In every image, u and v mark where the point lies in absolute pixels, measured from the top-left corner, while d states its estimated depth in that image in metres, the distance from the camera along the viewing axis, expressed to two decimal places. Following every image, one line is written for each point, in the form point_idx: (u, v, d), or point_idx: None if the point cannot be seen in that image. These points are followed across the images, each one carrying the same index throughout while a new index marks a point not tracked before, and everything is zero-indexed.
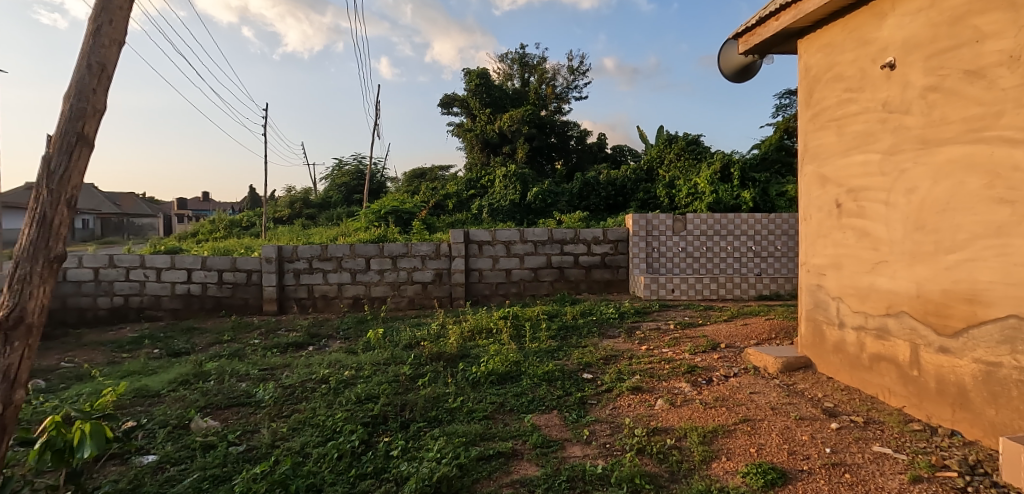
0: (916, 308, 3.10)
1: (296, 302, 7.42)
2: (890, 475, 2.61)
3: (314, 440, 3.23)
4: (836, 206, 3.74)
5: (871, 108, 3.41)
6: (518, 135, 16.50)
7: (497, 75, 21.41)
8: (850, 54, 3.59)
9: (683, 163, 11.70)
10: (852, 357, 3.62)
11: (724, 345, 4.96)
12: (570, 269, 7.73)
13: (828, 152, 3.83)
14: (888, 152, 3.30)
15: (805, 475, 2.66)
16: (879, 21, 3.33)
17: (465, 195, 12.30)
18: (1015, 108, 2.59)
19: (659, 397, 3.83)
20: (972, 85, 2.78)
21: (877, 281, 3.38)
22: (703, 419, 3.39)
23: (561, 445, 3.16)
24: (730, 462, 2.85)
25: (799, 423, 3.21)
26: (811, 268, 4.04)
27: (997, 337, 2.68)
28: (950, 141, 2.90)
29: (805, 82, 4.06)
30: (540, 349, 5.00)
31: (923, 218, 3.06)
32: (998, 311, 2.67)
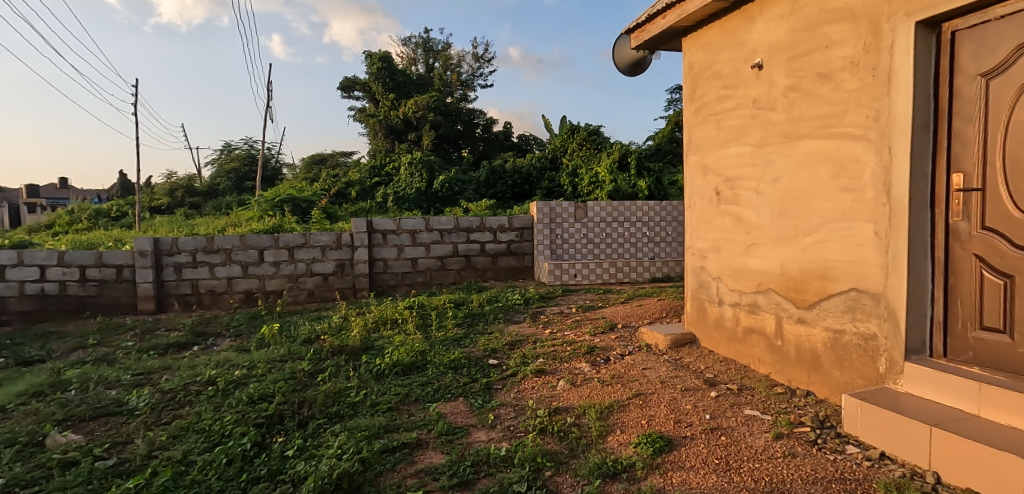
0: (781, 285, 3.47)
1: (178, 298, 6.87)
2: (758, 434, 2.92)
3: (199, 447, 3.04)
4: (716, 194, 4.07)
5: (744, 104, 3.74)
6: (423, 122, 16.24)
7: (400, 59, 20.93)
8: (726, 54, 3.90)
9: (585, 153, 12.16)
10: (729, 331, 3.98)
11: (620, 325, 5.26)
12: (477, 257, 7.79)
13: (709, 144, 4.15)
14: (758, 144, 3.63)
15: (688, 441, 2.90)
16: (750, 25, 3.66)
17: (369, 183, 11.91)
18: (855, 108, 2.95)
19: (561, 378, 3.99)
20: (824, 86, 3.13)
21: (749, 261, 3.74)
22: (601, 396, 3.59)
23: (466, 431, 3.20)
24: (623, 434, 3.04)
25: (684, 394, 3.50)
26: (695, 251, 4.37)
27: (842, 307, 3.07)
28: (807, 135, 3.25)
29: (689, 78, 4.36)
30: (446, 337, 5.01)
31: (786, 204, 3.41)
32: (842, 285, 3.06)
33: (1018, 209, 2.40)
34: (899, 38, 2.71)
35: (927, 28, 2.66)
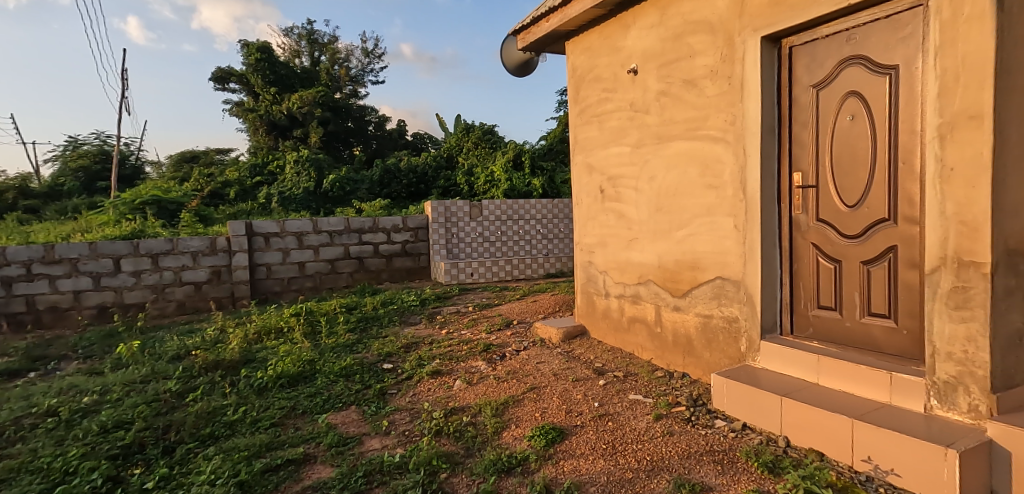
0: (659, 276, 3.72)
1: (8, 317, 5.96)
2: (641, 416, 3.11)
3: (35, 489, 2.66)
4: (600, 192, 4.28)
5: (622, 107, 3.96)
6: (309, 119, 15.44)
7: (281, 51, 19.75)
8: (605, 58, 4.11)
9: (480, 152, 12.26)
10: (615, 321, 4.20)
11: (516, 321, 5.36)
12: (370, 258, 7.56)
13: (592, 144, 4.34)
14: (635, 145, 3.87)
15: (578, 429, 3.02)
16: (625, 32, 3.88)
17: (249, 183, 11.15)
18: (716, 113, 3.24)
19: (457, 377, 3.98)
20: (689, 92, 3.40)
21: (631, 255, 3.97)
22: (496, 393, 3.63)
23: (359, 440, 3.10)
24: (518, 429, 3.11)
25: (575, 384, 3.64)
26: (583, 246, 4.56)
27: (710, 294, 3.35)
28: (676, 137, 3.51)
29: (573, 81, 4.53)
30: (337, 344, 4.81)
31: (661, 201, 3.66)
32: (710, 274, 3.34)
33: (843, 203, 2.77)
34: (749, 50, 3.01)
35: (771, 42, 2.98)
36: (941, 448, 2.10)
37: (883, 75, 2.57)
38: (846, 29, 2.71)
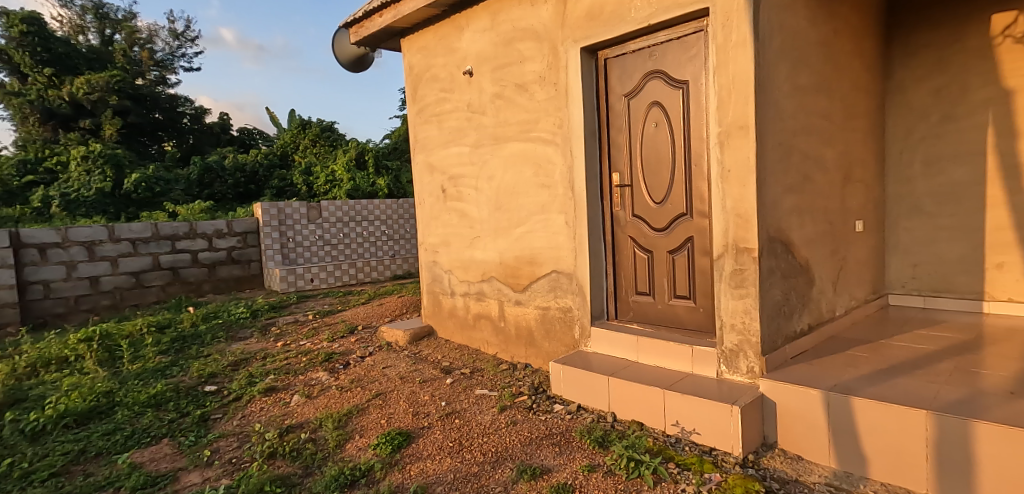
0: (500, 272, 3.86)
1: None
2: (487, 410, 3.20)
3: None
4: (442, 191, 4.30)
5: (459, 107, 4.02)
6: (103, 107, 13.27)
7: (61, 26, 16.67)
8: (440, 59, 4.14)
9: (318, 150, 11.65)
10: (461, 319, 4.26)
11: (361, 327, 5.17)
12: (187, 268, 6.74)
13: (432, 143, 4.35)
14: (473, 145, 3.96)
15: (425, 431, 3.01)
16: (459, 33, 3.94)
17: (17, 184, 9.14)
18: (545, 117, 3.44)
19: (295, 392, 3.73)
20: (521, 96, 3.57)
21: (474, 253, 4.06)
22: (338, 404, 3.47)
23: (174, 477, 2.75)
24: (363, 438, 3.00)
25: (422, 386, 3.62)
26: (427, 246, 4.55)
27: (547, 287, 3.56)
28: (511, 138, 3.67)
29: (409, 79, 4.49)
30: (146, 369, 4.22)
31: (499, 200, 3.79)
32: (546, 268, 3.55)
33: (652, 199, 3.13)
34: (571, 59, 3.25)
35: (589, 54, 3.25)
36: (729, 406, 2.50)
37: (679, 88, 2.95)
38: (648, 46, 3.04)
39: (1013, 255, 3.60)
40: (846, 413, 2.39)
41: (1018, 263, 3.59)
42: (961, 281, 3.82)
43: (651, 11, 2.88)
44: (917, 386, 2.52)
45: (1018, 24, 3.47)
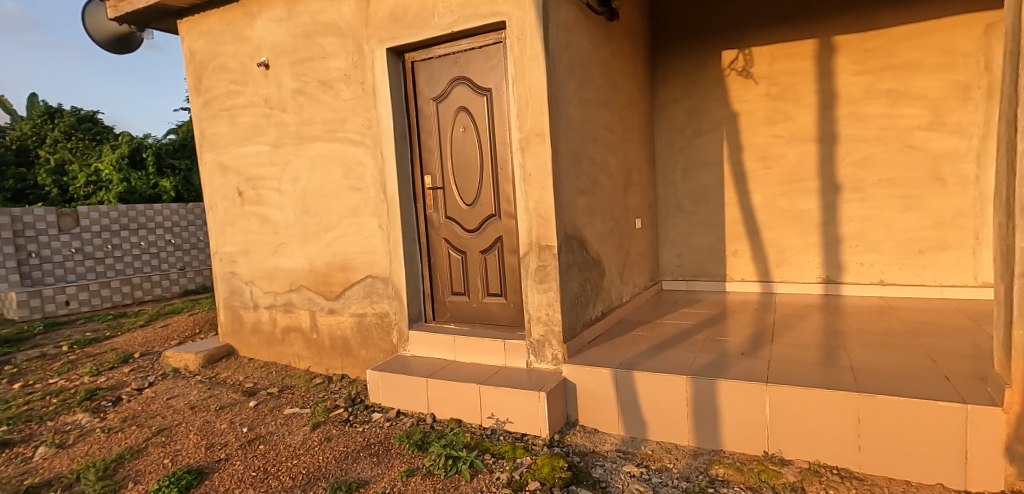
0: (310, 280, 3.67)
1: None
2: (297, 430, 2.99)
3: None
4: (237, 195, 3.91)
5: (255, 102, 3.71)
6: None
7: None
8: (229, 47, 3.76)
9: (76, 145, 9.73)
10: (267, 334, 3.95)
11: (139, 354, 4.43)
12: None
13: (223, 141, 3.93)
14: (274, 144, 3.68)
15: (222, 464, 2.70)
16: (250, 21, 3.63)
17: None
18: (353, 117, 3.35)
19: (40, 444, 3.05)
20: (325, 93, 3.42)
21: (279, 262, 3.80)
22: (104, 449, 2.93)
23: None
24: (139, 484, 2.58)
25: (218, 414, 3.25)
26: (223, 256, 4.09)
27: (362, 293, 3.48)
28: (316, 138, 3.49)
29: (190, 68, 3.99)
30: None
31: (306, 204, 3.59)
32: (360, 274, 3.47)
33: (463, 201, 3.24)
34: (376, 59, 3.20)
35: (395, 55, 3.22)
36: (536, 393, 2.74)
37: (483, 95, 3.10)
38: (453, 53, 3.13)
39: (743, 244, 4.48)
40: (629, 386, 2.88)
41: (747, 251, 4.47)
42: (711, 266, 4.61)
43: (453, 18, 2.96)
44: (680, 356, 3.09)
45: (739, 60, 4.31)
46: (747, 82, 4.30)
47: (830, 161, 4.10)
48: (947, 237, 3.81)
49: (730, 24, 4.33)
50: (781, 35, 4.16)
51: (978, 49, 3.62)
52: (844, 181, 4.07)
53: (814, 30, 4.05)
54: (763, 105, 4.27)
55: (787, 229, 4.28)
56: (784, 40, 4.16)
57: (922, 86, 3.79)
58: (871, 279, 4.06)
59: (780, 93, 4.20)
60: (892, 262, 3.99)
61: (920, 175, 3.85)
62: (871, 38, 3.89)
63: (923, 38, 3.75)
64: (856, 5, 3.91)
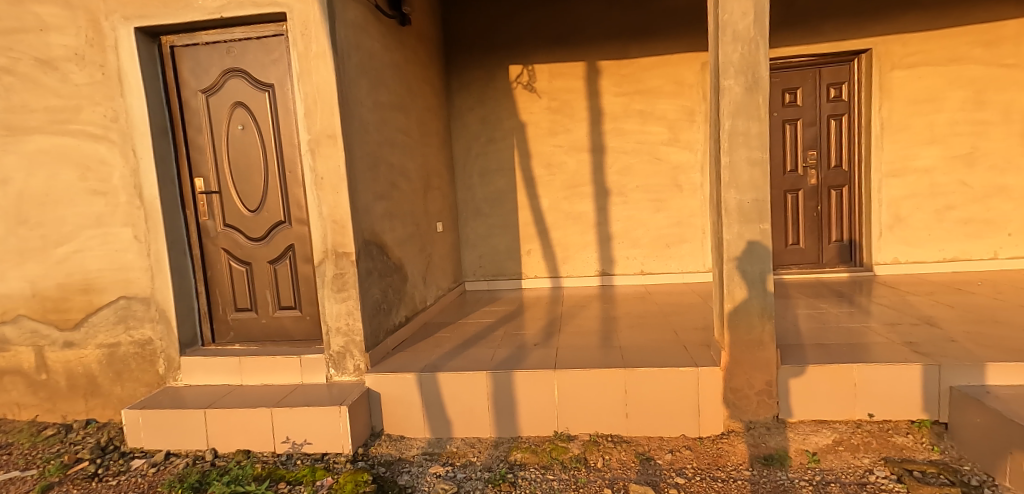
0: (34, 309, 2.99)
1: None
2: None
3: None
4: None
5: None
6: None
7: None
8: None
9: None
10: None
11: None
12: None
13: None
14: None
15: None
16: None
17: None
18: (89, 105, 2.82)
19: None
20: (47, 75, 2.83)
21: None
22: None
23: None
24: None
25: None
26: None
27: (112, 319, 2.97)
28: (35, 130, 2.87)
29: None
30: None
31: (23, 212, 2.92)
32: (109, 295, 2.95)
33: (245, 207, 2.96)
34: (121, 39, 2.74)
35: (146, 37, 2.80)
36: (337, 407, 2.63)
37: (265, 91, 2.86)
38: (224, 41, 2.84)
39: (535, 243, 4.87)
40: (434, 388, 2.93)
41: (539, 250, 4.88)
42: (508, 265, 4.94)
43: (222, 2, 2.68)
44: (481, 353, 3.25)
45: (524, 76, 4.70)
46: (531, 95, 4.71)
47: (599, 169, 4.71)
48: (685, 232, 4.68)
49: (513, 42, 4.68)
50: (557, 55, 4.64)
51: (699, 82, 4.51)
52: (610, 187, 4.71)
53: (582, 53, 4.61)
54: (545, 118, 4.72)
55: (569, 229, 4.80)
56: (559, 60, 4.64)
57: (663, 109, 4.58)
58: (634, 269, 4.78)
59: (558, 107, 4.70)
60: (648, 254, 4.74)
61: (664, 182, 4.65)
62: (625, 65, 4.57)
63: (662, 69, 4.54)
64: (613, 35, 4.55)
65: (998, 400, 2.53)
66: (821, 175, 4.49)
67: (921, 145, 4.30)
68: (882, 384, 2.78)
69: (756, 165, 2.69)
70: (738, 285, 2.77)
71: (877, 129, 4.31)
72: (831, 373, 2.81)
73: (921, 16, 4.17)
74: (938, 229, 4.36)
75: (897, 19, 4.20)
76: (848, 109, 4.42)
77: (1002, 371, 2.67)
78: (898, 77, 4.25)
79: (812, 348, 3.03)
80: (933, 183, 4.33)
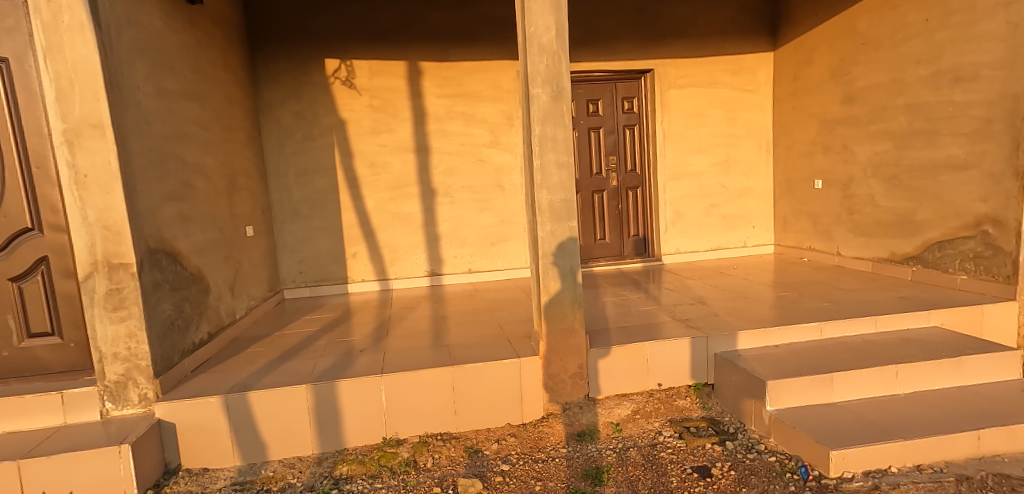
0: None
1: None
2: None
3: None
4: None
5: None
6: None
7: None
8: None
9: None
10: None
11: None
12: None
13: None
14: None
15: None
16: None
17: None
18: None
19: None
20: None
21: None
22: None
23: None
24: None
25: None
26: None
27: None
28: None
29: None
30: None
31: None
32: None
33: None
34: None
35: None
36: (116, 448, 2.35)
37: None
38: None
39: (362, 246, 4.68)
40: (244, 408, 2.70)
41: (366, 252, 4.70)
42: (333, 270, 4.69)
43: None
44: (300, 365, 3.04)
45: (342, 71, 4.49)
46: (351, 92, 4.52)
47: (425, 170, 4.69)
48: (509, 230, 4.88)
49: (329, 35, 4.45)
50: (377, 53, 4.52)
51: (516, 88, 4.73)
52: (437, 187, 4.72)
53: (403, 53, 4.55)
54: (367, 116, 4.56)
55: (397, 230, 4.70)
56: (379, 58, 4.52)
57: (484, 112, 4.72)
58: (463, 268, 4.85)
59: (381, 106, 4.58)
60: (476, 253, 4.85)
61: (487, 183, 4.79)
62: (446, 67, 4.62)
63: (481, 74, 4.68)
64: (434, 37, 4.57)
65: (748, 360, 3.09)
66: (621, 178, 5.03)
67: (697, 151, 5.02)
68: (667, 358, 3.20)
69: (562, 168, 2.91)
70: (552, 279, 2.97)
71: (659, 138, 4.92)
72: (630, 352, 3.16)
73: (693, 43, 4.89)
74: (712, 223, 5.14)
75: (677, 42, 4.85)
76: (638, 120, 5.02)
77: (753, 336, 3.25)
78: (674, 95, 4.91)
79: (615, 331, 3.37)
80: (708, 184, 5.08)
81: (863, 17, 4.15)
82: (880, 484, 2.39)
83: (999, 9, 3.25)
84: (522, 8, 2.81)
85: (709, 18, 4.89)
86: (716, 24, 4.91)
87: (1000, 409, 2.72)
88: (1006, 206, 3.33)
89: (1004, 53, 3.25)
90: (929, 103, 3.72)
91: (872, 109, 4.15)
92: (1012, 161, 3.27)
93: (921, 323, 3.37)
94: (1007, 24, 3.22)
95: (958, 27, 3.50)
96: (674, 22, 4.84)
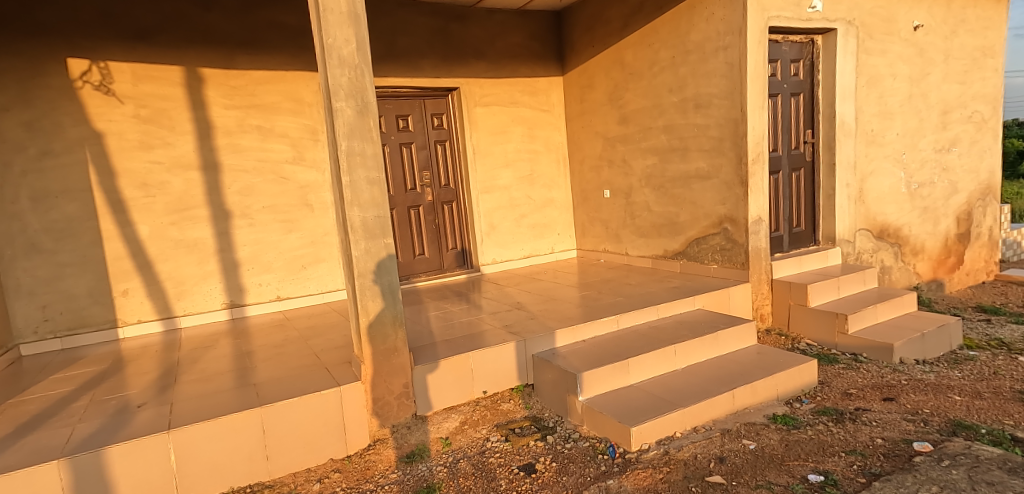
0: None
1: None
2: None
3: None
4: None
5: None
6: None
7: None
8: None
9: None
10: None
11: None
12: None
13: None
14: None
15: None
16: None
17: None
18: None
19: None
20: None
21: None
22: None
23: None
24: None
25: None
26: None
27: None
28: None
29: None
30: None
31: None
32: None
33: None
34: None
35: None
36: None
37: None
38: None
39: (134, 281, 3.94)
40: None
41: (140, 288, 3.96)
42: (93, 313, 3.85)
43: None
44: (48, 437, 2.42)
45: (94, 74, 3.73)
46: (108, 99, 3.78)
47: (215, 189, 4.14)
48: (320, 252, 4.56)
49: (72, 30, 3.67)
50: (142, 55, 3.87)
51: (318, 101, 4.47)
52: (231, 209, 4.20)
53: (177, 57, 3.98)
54: (133, 128, 3.87)
55: (181, 259, 4.05)
56: (145, 60, 3.89)
57: (283, 126, 4.36)
58: (269, 296, 4.38)
59: (151, 116, 3.92)
60: (282, 278, 4.42)
61: (292, 202, 4.41)
62: (234, 76, 4.16)
63: (277, 85, 4.32)
64: (217, 42, 4.09)
65: (561, 357, 3.35)
66: (435, 193, 5.09)
67: (503, 166, 5.31)
68: (490, 365, 3.30)
69: (374, 184, 2.83)
70: (372, 298, 2.85)
71: (468, 154, 5.09)
72: (455, 364, 3.18)
73: (490, 65, 5.18)
74: (520, 232, 5.47)
75: (476, 63, 5.10)
76: (448, 136, 5.15)
77: (564, 334, 3.54)
78: (479, 112, 5.15)
79: (441, 345, 3.37)
80: (515, 196, 5.40)
81: (627, 51, 4.86)
82: (668, 449, 2.79)
83: (720, 52, 4.11)
84: (319, 17, 2.66)
85: (503, 43, 5.24)
86: (509, 49, 5.28)
87: (745, 371, 3.39)
88: (737, 207, 4.19)
89: (726, 87, 4.10)
90: (680, 125, 4.52)
91: (641, 130, 4.87)
92: (738, 172, 4.13)
93: (688, 307, 4.05)
94: (726, 64, 4.08)
95: (695, 64, 4.32)
96: (471, 44, 5.08)
